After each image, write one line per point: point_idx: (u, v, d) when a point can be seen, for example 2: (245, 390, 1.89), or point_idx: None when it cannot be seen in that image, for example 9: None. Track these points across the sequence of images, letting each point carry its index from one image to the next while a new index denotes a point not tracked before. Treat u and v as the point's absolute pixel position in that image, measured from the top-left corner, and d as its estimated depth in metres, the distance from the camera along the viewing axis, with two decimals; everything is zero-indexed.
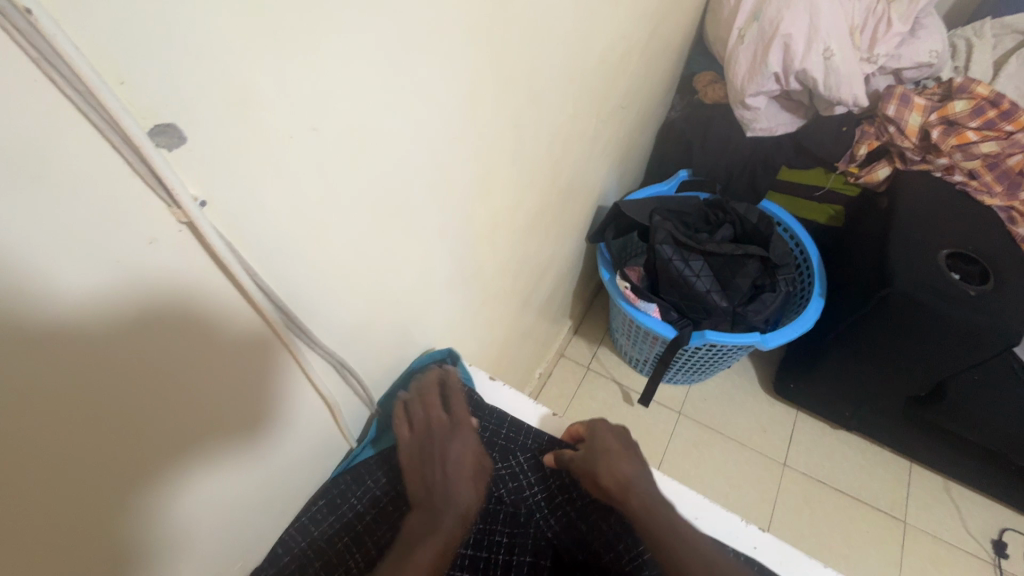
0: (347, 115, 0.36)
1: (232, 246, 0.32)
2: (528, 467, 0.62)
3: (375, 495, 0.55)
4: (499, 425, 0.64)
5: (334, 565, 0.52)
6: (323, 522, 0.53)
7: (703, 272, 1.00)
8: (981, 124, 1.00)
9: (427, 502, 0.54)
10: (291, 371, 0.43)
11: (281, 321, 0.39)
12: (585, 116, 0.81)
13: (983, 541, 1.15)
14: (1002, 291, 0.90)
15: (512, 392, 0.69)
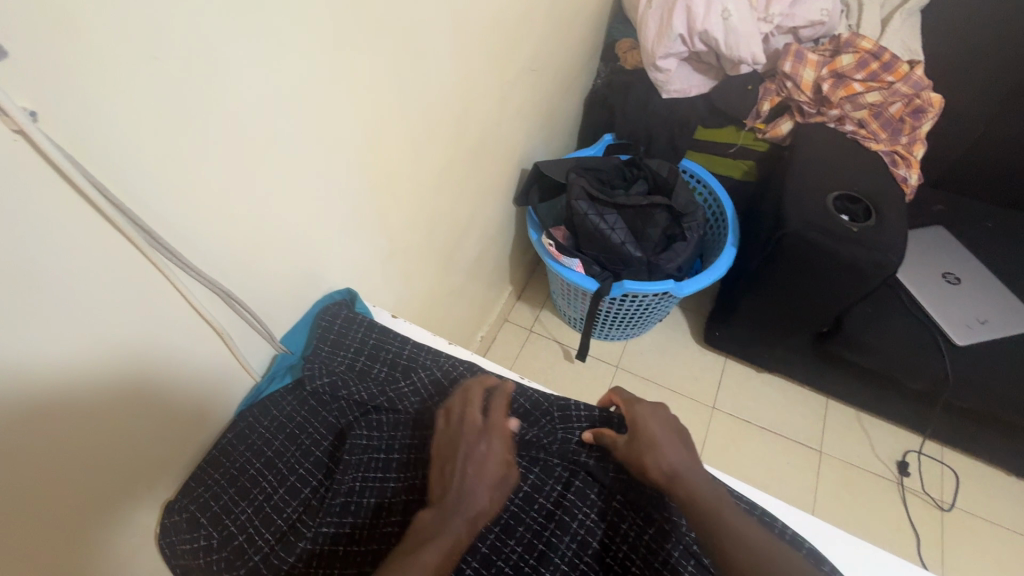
0: (189, 46, 0.40)
1: (74, 158, 0.36)
2: (426, 381, 0.65)
3: (282, 423, 0.58)
4: (401, 347, 0.67)
5: (246, 489, 0.54)
6: (233, 451, 0.55)
7: (618, 225, 1.06)
8: (866, 76, 1.08)
9: (445, 498, 0.54)
10: (173, 300, 0.48)
11: (149, 245, 0.43)
12: (485, 75, 0.86)
13: (889, 462, 1.26)
14: (880, 225, 0.98)
15: (410, 325, 0.72)
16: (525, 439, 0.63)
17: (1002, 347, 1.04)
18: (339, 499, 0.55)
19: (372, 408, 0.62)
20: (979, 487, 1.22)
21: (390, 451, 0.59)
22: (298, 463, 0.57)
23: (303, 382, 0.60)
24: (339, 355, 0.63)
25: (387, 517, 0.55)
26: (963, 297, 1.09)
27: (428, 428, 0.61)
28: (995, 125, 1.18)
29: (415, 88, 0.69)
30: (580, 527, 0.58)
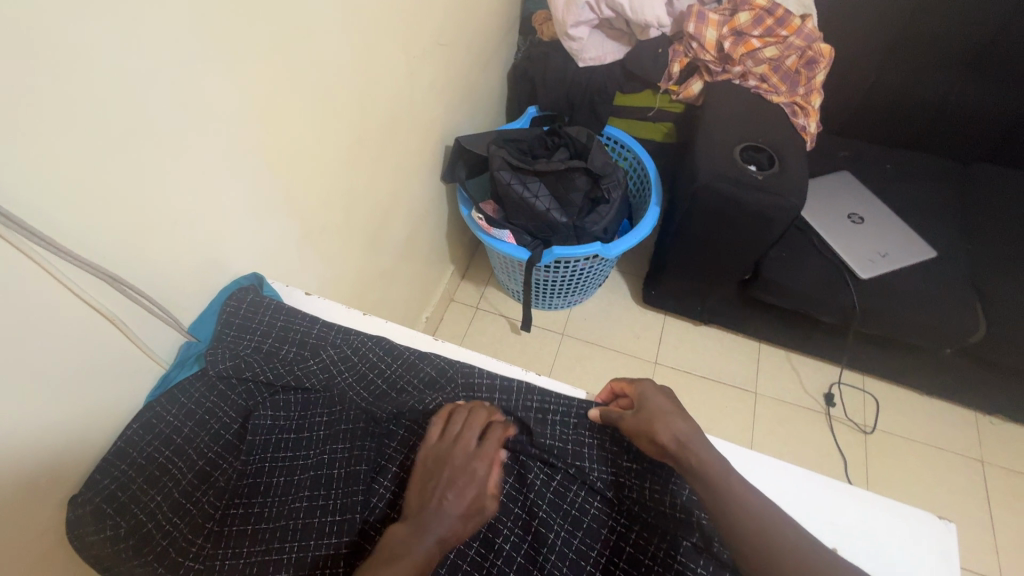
0: (29, 21, 0.39)
1: None
2: (337, 359, 0.63)
3: (190, 409, 0.58)
4: (310, 325, 0.65)
5: (158, 476, 0.54)
6: (140, 442, 0.54)
7: (541, 193, 1.09)
8: (763, 32, 1.13)
9: (419, 516, 0.52)
10: (56, 290, 0.47)
11: (11, 231, 0.42)
12: (385, 50, 0.85)
13: (816, 395, 1.35)
14: (783, 172, 1.05)
15: (322, 301, 0.71)
16: (429, 409, 0.61)
17: (900, 277, 1.13)
18: (247, 479, 0.56)
19: (281, 388, 0.61)
20: (897, 408, 1.33)
21: (298, 429, 0.59)
22: (207, 447, 0.57)
23: (207, 367, 0.59)
24: (245, 339, 0.62)
25: (295, 494, 0.55)
26: (866, 234, 1.17)
27: (336, 403, 0.61)
28: (885, 72, 1.25)
29: (303, 64, 0.69)
30: None
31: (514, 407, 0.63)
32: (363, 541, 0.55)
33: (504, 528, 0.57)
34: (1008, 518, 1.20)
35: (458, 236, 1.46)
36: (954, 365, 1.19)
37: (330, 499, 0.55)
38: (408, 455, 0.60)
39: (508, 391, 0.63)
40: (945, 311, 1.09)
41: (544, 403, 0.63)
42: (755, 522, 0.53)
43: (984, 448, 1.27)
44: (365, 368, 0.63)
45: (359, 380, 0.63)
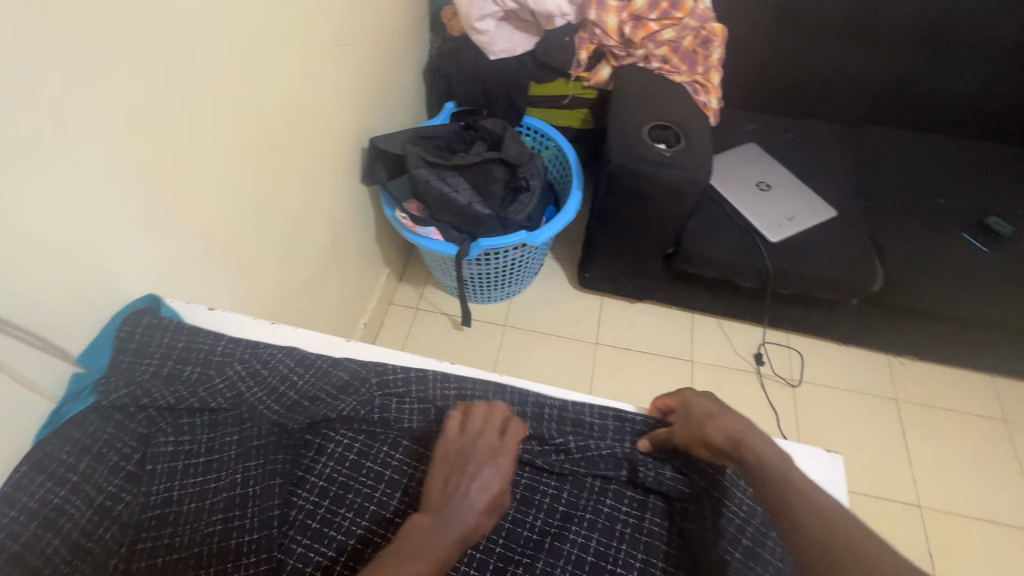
0: None
1: None
2: (244, 374, 0.60)
3: (84, 444, 0.54)
4: (213, 343, 0.62)
5: (53, 520, 0.51)
6: (30, 487, 0.51)
7: (462, 186, 1.10)
8: (659, 15, 1.17)
9: (442, 509, 0.52)
10: None
11: None
12: (277, 52, 0.83)
13: (747, 356, 1.42)
14: (689, 148, 1.10)
15: (226, 314, 0.68)
16: (344, 415, 0.60)
17: (806, 237, 1.21)
18: (155, 510, 0.54)
19: (184, 411, 0.59)
20: (820, 359, 1.42)
21: (207, 452, 0.57)
22: (106, 482, 0.54)
23: (100, 400, 0.56)
24: (144, 362, 0.59)
25: (208, 518, 0.54)
26: (774, 200, 1.25)
27: (246, 419, 0.58)
28: (778, 48, 1.31)
29: (180, 71, 0.66)
30: (407, 482, 0.58)
31: (432, 395, 0.61)
32: (284, 557, 0.54)
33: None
34: (922, 448, 1.31)
35: (389, 238, 1.45)
36: (862, 314, 1.28)
37: (248, 519, 0.54)
38: (328, 462, 0.59)
39: (422, 382, 0.61)
40: (847, 265, 1.17)
41: (462, 389, 0.62)
42: (818, 521, 0.51)
43: (898, 387, 1.38)
44: (275, 380, 0.60)
45: (269, 393, 0.59)
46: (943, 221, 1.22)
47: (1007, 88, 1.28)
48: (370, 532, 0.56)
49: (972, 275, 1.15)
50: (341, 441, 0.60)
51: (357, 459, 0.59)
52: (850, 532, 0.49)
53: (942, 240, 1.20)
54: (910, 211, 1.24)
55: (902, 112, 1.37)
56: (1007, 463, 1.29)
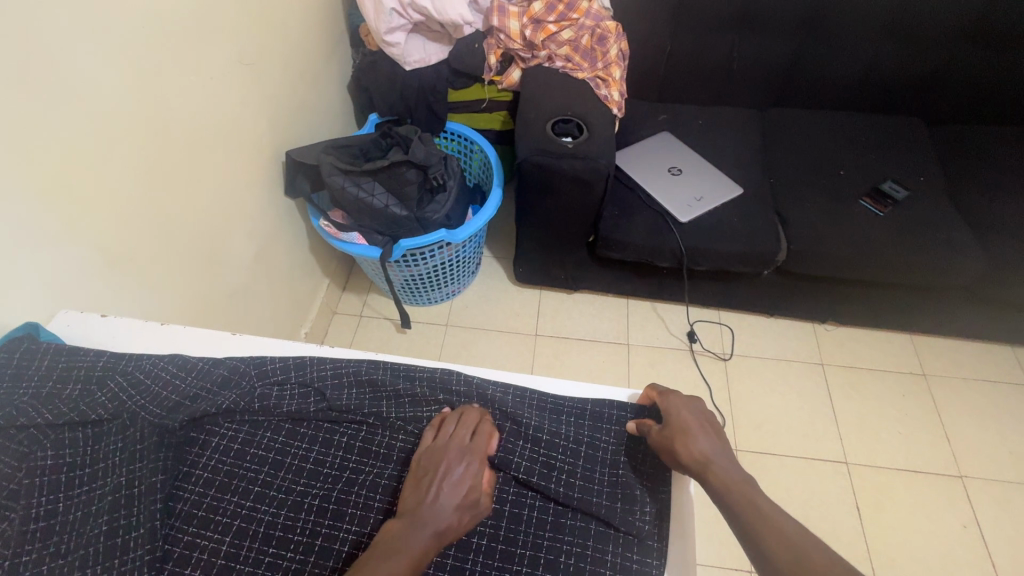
0: None
1: None
2: (125, 386, 0.61)
3: None
4: (95, 359, 0.63)
5: None
6: None
7: (377, 190, 1.15)
8: (556, 17, 1.25)
9: (416, 513, 0.53)
10: None
11: None
12: (170, 73, 0.87)
13: (680, 335, 1.48)
14: (591, 139, 1.16)
15: (114, 322, 0.71)
16: (226, 408, 0.61)
17: (715, 215, 1.27)
18: (37, 523, 0.52)
19: (66, 426, 0.58)
20: (749, 333, 1.48)
21: (91, 462, 0.56)
22: None
23: None
24: (20, 387, 0.59)
25: (93, 520, 0.53)
26: (683, 183, 1.31)
27: (128, 426, 0.58)
28: (679, 41, 1.39)
29: (58, 94, 0.69)
30: (293, 458, 0.59)
31: (309, 376, 0.63)
32: (170, 547, 0.54)
33: (314, 490, 0.58)
34: (848, 408, 1.36)
35: (325, 249, 1.48)
36: (777, 284, 1.34)
37: (135, 516, 0.53)
38: (213, 454, 0.59)
39: (300, 367, 0.63)
40: (754, 238, 1.23)
41: (338, 367, 0.64)
42: (788, 546, 0.51)
43: (823, 353, 1.45)
44: (156, 386, 0.61)
45: (152, 400, 0.60)
46: (842, 190, 1.29)
47: (890, 63, 1.37)
48: (255, 511, 0.56)
49: (871, 239, 1.22)
50: (226, 433, 0.61)
51: (243, 448, 0.60)
52: (808, 546, 0.50)
53: (842, 208, 1.26)
54: (812, 183, 1.31)
55: (801, 93, 1.45)
56: (928, 417, 1.35)
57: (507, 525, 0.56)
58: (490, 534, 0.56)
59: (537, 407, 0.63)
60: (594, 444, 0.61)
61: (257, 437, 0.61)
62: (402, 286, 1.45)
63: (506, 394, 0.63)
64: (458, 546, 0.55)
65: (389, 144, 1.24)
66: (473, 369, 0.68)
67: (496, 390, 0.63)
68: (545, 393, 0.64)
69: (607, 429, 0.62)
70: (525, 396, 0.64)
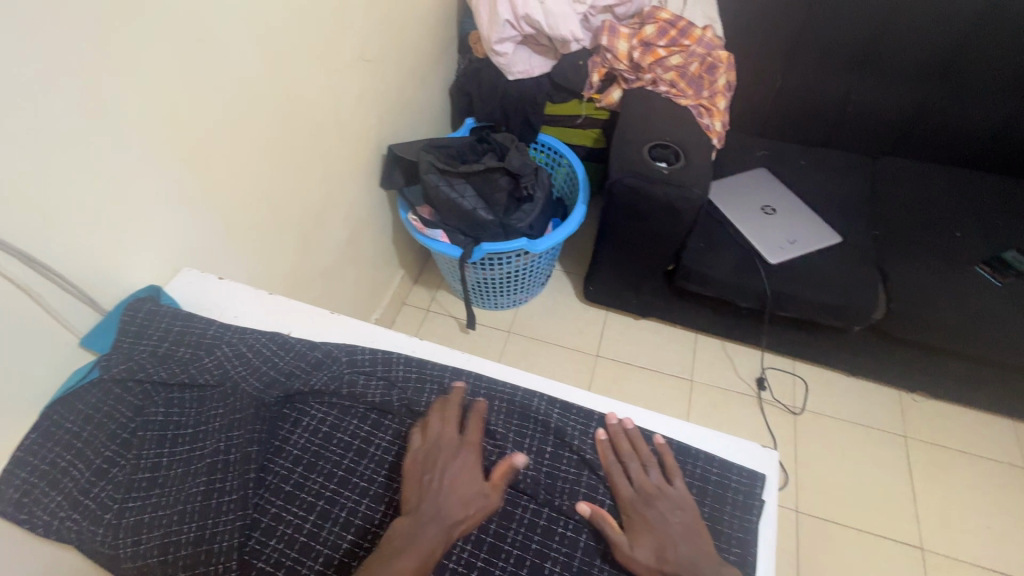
0: None
1: None
2: (229, 355, 0.65)
3: (87, 415, 0.60)
4: (206, 327, 0.68)
5: (57, 478, 0.58)
6: (40, 449, 0.59)
7: (468, 193, 1.17)
8: (667, 42, 1.24)
9: (419, 510, 0.54)
10: None
11: None
12: (301, 62, 0.94)
13: (749, 380, 1.41)
14: (687, 167, 1.13)
15: (220, 284, 0.76)
16: (317, 389, 0.64)
17: (808, 261, 1.21)
18: (144, 473, 0.58)
19: (176, 386, 0.63)
20: (825, 389, 1.39)
21: (194, 423, 0.61)
22: (103, 447, 0.59)
23: (103, 374, 0.62)
24: (141, 343, 0.65)
25: (192, 481, 0.57)
26: (777, 224, 1.26)
27: (229, 394, 0.62)
28: (788, 79, 1.35)
29: (204, 71, 0.76)
30: (376, 450, 0.61)
31: (394, 376, 0.65)
32: (258, 517, 0.56)
33: (394, 484, 0.59)
34: (929, 489, 1.25)
35: (404, 242, 1.54)
36: (868, 344, 1.25)
37: (228, 482, 0.57)
38: (303, 433, 0.62)
39: (387, 363, 0.66)
40: (849, 292, 1.16)
41: (423, 372, 0.65)
42: None
43: (908, 425, 1.33)
44: (257, 360, 0.65)
45: (251, 373, 0.64)
46: (955, 253, 1.19)
47: None
48: (337, 495, 0.58)
49: (984, 312, 1.11)
50: (316, 414, 0.63)
51: (329, 432, 0.62)
52: None
53: (953, 272, 1.17)
54: (920, 241, 1.22)
55: (917, 145, 1.36)
56: None
57: (582, 559, 0.54)
58: (564, 563, 0.54)
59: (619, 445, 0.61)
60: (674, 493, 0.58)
61: (346, 422, 0.63)
62: (473, 287, 1.48)
63: (587, 425, 0.63)
64: (531, 568, 0.54)
65: (484, 149, 1.27)
66: (553, 387, 0.68)
67: (575, 427, 0.62)
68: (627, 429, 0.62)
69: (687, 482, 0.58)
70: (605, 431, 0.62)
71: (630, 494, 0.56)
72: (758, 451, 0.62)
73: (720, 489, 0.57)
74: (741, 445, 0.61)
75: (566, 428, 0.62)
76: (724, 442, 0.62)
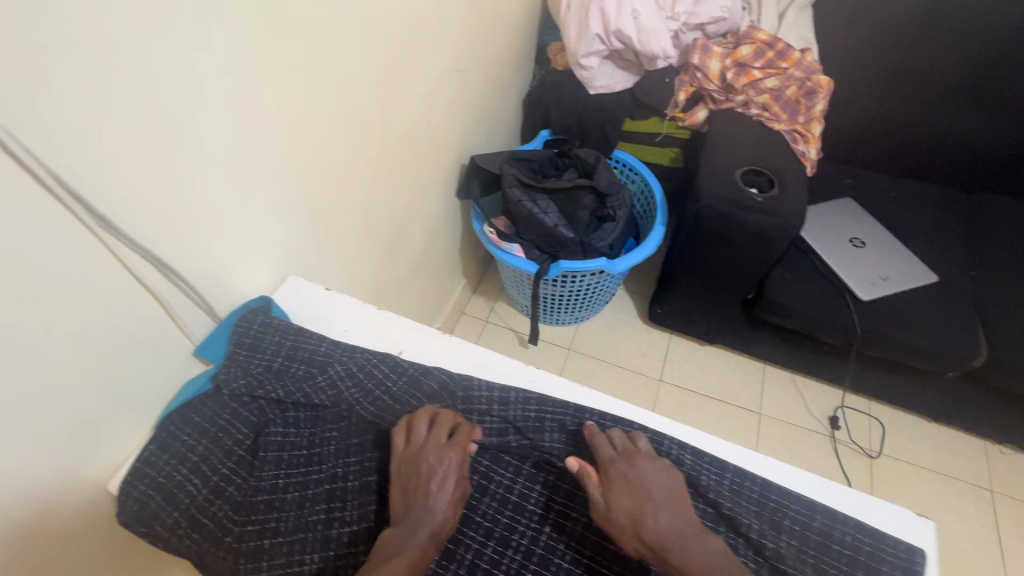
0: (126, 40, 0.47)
1: (38, 158, 0.44)
2: (342, 376, 0.63)
3: (203, 428, 0.59)
4: (317, 343, 0.66)
5: (173, 493, 0.57)
6: (157, 461, 0.57)
7: (550, 209, 1.15)
8: (763, 64, 1.20)
9: (409, 517, 0.52)
10: (123, 279, 0.54)
11: (96, 223, 0.50)
12: (406, 72, 0.93)
13: (821, 418, 1.35)
14: (783, 195, 1.09)
15: (327, 295, 0.75)
16: None
17: (903, 300, 1.14)
18: (262, 496, 0.56)
19: (292, 404, 0.62)
20: (903, 434, 1.32)
21: (309, 445, 0.60)
22: (220, 463, 0.58)
23: (220, 388, 0.61)
24: (256, 358, 0.63)
25: (311, 507, 0.56)
26: (868, 258, 1.20)
27: (344, 418, 0.62)
28: (884, 107, 1.30)
29: (329, 80, 0.74)
30: (496, 487, 0.58)
31: (513, 414, 0.62)
32: None
33: (520, 526, 0.56)
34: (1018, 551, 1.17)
35: (469, 251, 1.52)
36: (959, 391, 1.18)
37: (347, 509, 0.56)
38: None
39: (504, 401, 0.62)
40: (948, 336, 1.09)
41: (544, 410, 0.62)
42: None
43: (994, 479, 1.26)
44: (371, 384, 0.63)
45: (366, 397, 0.62)
46: None
47: None
48: (461, 533, 0.56)
49: None
50: None
51: None
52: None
53: None
54: None
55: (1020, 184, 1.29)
56: None
57: None
58: None
59: (757, 503, 0.55)
60: (820, 565, 0.52)
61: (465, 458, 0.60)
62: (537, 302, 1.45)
63: (722, 476, 0.57)
64: None
65: (566, 164, 1.24)
66: (673, 426, 0.63)
67: (709, 478, 0.56)
68: (766, 486, 0.56)
69: (838, 552, 0.52)
70: (742, 484, 0.56)
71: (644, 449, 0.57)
72: (912, 518, 0.56)
73: (872, 560, 0.52)
74: (892, 511, 0.56)
75: (698, 478, 0.57)
76: (873, 507, 0.56)
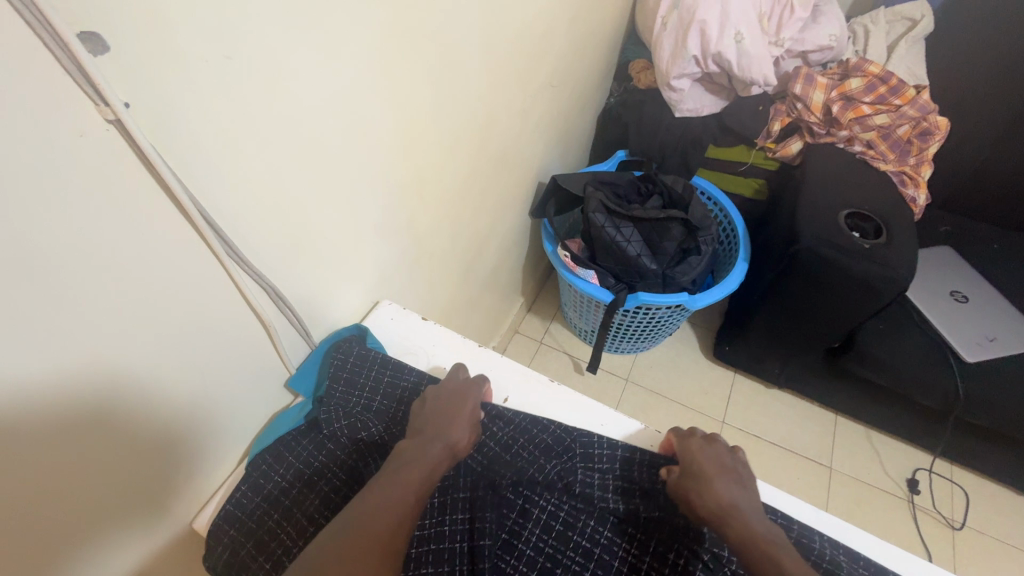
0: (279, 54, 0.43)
1: (179, 177, 0.39)
2: None
3: (297, 470, 0.56)
4: (419, 379, 0.64)
5: (266, 542, 0.54)
6: (249, 503, 0.54)
7: (634, 238, 1.08)
8: (874, 99, 1.12)
9: (425, 434, 0.57)
10: (237, 306, 0.50)
11: (225, 250, 0.45)
12: (509, 88, 0.88)
13: (899, 480, 1.26)
14: (892, 243, 1.00)
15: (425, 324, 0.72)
16: (550, 480, 0.60)
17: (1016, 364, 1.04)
18: None
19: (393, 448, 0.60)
20: (990, 506, 1.22)
21: None
22: (316, 513, 0.55)
23: (320, 425, 0.58)
24: (354, 396, 0.60)
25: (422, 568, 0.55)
26: (973, 316, 1.11)
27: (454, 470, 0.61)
28: (997, 153, 1.21)
29: (443, 98, 0.69)
30: (617, 565, 0.57)
31: (634, 478, 0.61)
32: None
33: None
34: None
35: (530, 269, 1.47)
36: None
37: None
38: (535, 529, 0.58)
39: (626, 463, 0.61)
40: None
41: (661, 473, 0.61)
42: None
43: None
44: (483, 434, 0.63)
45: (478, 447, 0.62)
46: None
47: None
48: None
49: None
50: (547, 508, 0.59)
51: (564, 532, 0.58)
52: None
53: None
54: None
55: None
56: None
57: None
58: None
59: None
60: None
61: (584, 527, 0.58)
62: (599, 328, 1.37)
63: None
64: None
65: (650, 190, 1.18)
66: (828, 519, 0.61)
67: None
68: None
69: None
70: None
71: (699, 438, 0.63)
72: None
73: None
74: None
75: None
76: None
